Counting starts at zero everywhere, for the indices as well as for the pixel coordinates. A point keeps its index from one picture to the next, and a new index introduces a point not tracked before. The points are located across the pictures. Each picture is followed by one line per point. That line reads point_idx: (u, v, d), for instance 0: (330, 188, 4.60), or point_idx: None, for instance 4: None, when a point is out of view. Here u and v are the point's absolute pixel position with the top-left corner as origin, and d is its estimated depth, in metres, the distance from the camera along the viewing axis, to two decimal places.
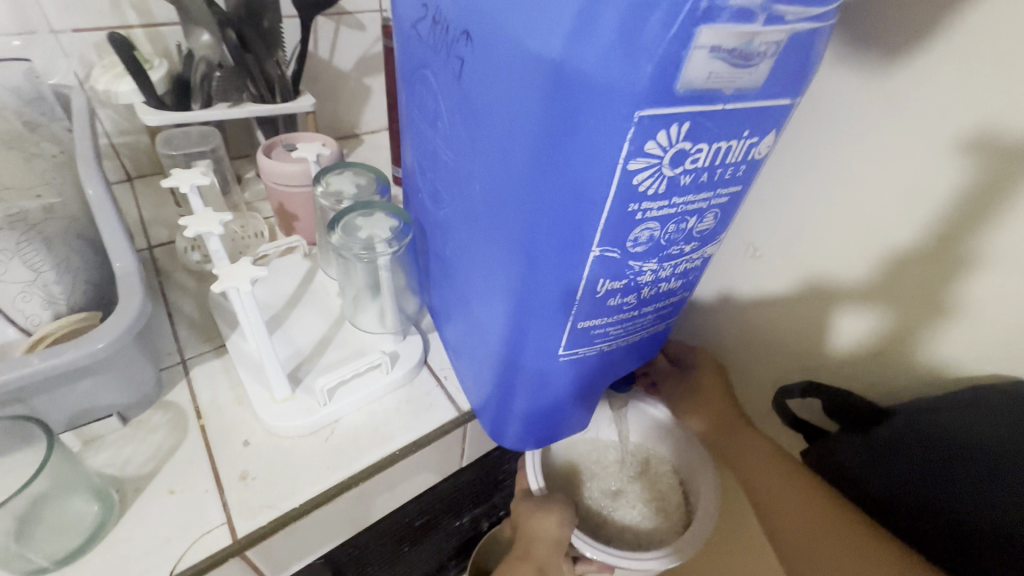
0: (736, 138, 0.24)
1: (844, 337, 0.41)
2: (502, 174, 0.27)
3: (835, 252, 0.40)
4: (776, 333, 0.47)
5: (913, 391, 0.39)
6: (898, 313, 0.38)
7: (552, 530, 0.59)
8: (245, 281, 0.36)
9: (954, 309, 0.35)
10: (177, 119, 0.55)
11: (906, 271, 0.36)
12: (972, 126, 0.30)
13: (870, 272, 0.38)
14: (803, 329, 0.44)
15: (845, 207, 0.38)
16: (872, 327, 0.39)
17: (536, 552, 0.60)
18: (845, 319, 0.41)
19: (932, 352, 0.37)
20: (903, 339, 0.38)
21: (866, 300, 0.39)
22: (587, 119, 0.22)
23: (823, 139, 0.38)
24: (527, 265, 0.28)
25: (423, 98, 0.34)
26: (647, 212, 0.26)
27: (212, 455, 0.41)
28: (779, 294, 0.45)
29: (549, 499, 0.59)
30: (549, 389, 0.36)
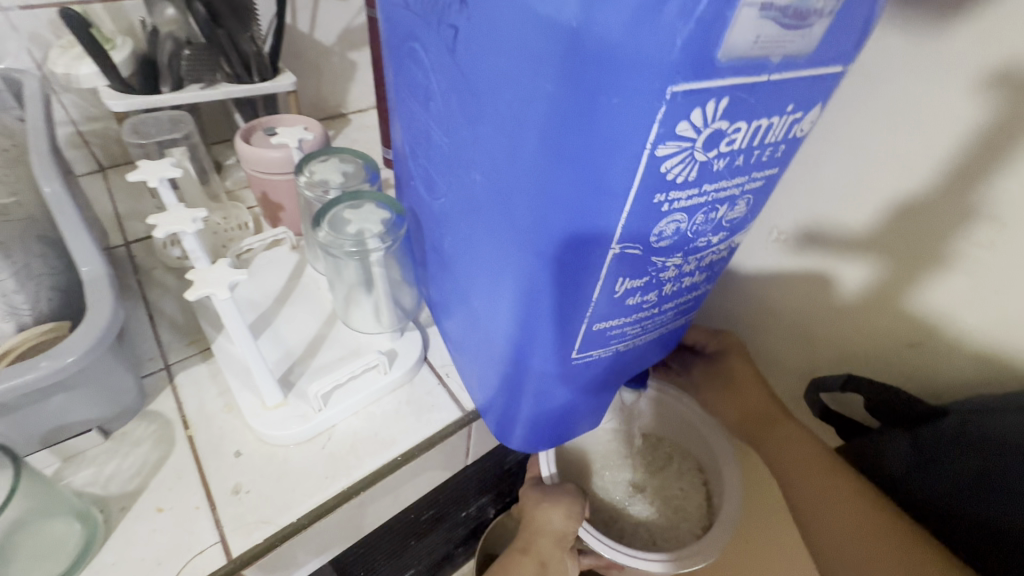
0: (779, 115, 0.21)
1: (845, 287, 0.43)
2: (508, 164, 0.23)
3: (838, 202, 0.40)
4: (809, 320, 0.47)
5: (914, 340, 0.40)
6: (890, 264, 0.39)
7: (558, 522, 0.58)
8: (223, 286, 0.32)
9: (950, 259, 0.36)
10: (144, 103, 0.51)
11: (908, 218, 0.37)
12: (977, 73, 0.31)
13: (876, 226, 0.39)
14: (805, 280, 0.45)
15: (857, 162, 0.38)
16: (869, 276, 0.41)
17: (538, 545, 0.60)
18: (844, 270, 0.42)
19: (925, 301, 0.38)
20: (895, 287, 0.40)
21: (870, 256, 0.40)
22: (610, 99, 0.19)
23: (866, 116, 0.36)
24: (537, 267, 0.25)
25: (412, 75, 0.30)
26: (674, 203, 0.23)
27: (202, 468, 0.39)
28: (812, 277, 0.45)
29: (559, 490, 0.58)
30: (560, 392, 0.34)
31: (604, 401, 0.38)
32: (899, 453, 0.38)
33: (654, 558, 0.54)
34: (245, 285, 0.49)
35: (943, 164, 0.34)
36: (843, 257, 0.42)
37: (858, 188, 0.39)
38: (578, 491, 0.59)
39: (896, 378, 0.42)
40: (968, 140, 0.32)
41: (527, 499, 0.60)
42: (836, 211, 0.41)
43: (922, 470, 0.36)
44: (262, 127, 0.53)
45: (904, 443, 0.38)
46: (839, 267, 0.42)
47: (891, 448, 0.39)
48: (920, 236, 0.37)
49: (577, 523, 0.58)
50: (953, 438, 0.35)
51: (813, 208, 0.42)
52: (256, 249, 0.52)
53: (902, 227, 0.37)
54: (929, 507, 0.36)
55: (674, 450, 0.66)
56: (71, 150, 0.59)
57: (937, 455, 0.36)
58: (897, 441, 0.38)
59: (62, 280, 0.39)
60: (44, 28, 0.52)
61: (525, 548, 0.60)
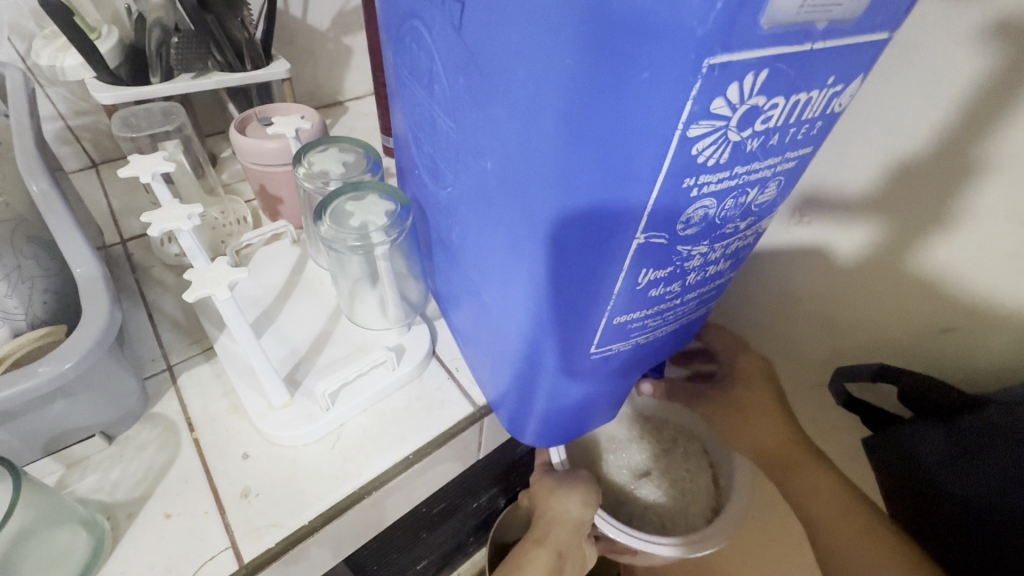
0: (819, 87, 0.19)
1: (844, 251, 0.43)
2: (523, 150, 0.22)
3: (842, 162, 0.40)
4: (832, 299, 0.45)
5: (922, 314, 0.39)
6: (894, 227, 0.38)
7: (575, 511, 0.57)
8: (223, 286, 0.31)
9: (958, 217, 0.35)
10: (135, 95, 0.49)
11: (911, 178, 0.36)
12: (993, 26, 0.30)
13: (882, 190, 0.38)
14: (808, 248, 0.45)
15: (873, 129, 0.37)
16: (870, 240, 0.40)
17: (555, 534, 0.58)
18: (844, 236, 0.42)
19: (930, 258, 0.37)
20: (896, 248, 0.39)
21: (871, 218, 0.39)
22: (640, 72, 0.17)
23: (888, 84, 0.35)
24: (556, 261, 0.24)
25: (414, 56, 0.29)
26: (703, 187, 0.21)
27: (209, 472, 0.38)
28: (842, 262, 0.43)
29: (572, 477, 0.57)
30: (575, 388, 0.33)
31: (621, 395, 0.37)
32: (932, 448, 0.36)
33: (659, 542, 0.54)
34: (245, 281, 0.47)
35: (981, 136, 0.32)
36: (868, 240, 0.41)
37: (886, 168, 0.37)
38: (591, 479, 0.59)
39: (925, 363, 0.41)
40: (1003, 102, 0.30)
41: (540, 486, 0.58)
42: (863, 193, 0.39)
43: (958, 463, 0.35)
44: (258, 117, 0.51)
45: (939, 435, 0.36)
46: (868, 242, 0.41)
47: (923, 443, 0.37)
48: (923, 196, 0.36)
49: (593, 510, 0.57)
50: (992, 429, 0.34)
51: (840, 190, 0.41)
52: (255, 244, 0.51)
53: (899, 189, 0.37)
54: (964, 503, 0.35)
55: (679, 433, 0.64)
56: (62, 145, 0.57)
57: (976, 448, 0.34)
58: (929, 435, 0.37)
59: (56, 281, 0.38)
60: (27, 18, 0.50)
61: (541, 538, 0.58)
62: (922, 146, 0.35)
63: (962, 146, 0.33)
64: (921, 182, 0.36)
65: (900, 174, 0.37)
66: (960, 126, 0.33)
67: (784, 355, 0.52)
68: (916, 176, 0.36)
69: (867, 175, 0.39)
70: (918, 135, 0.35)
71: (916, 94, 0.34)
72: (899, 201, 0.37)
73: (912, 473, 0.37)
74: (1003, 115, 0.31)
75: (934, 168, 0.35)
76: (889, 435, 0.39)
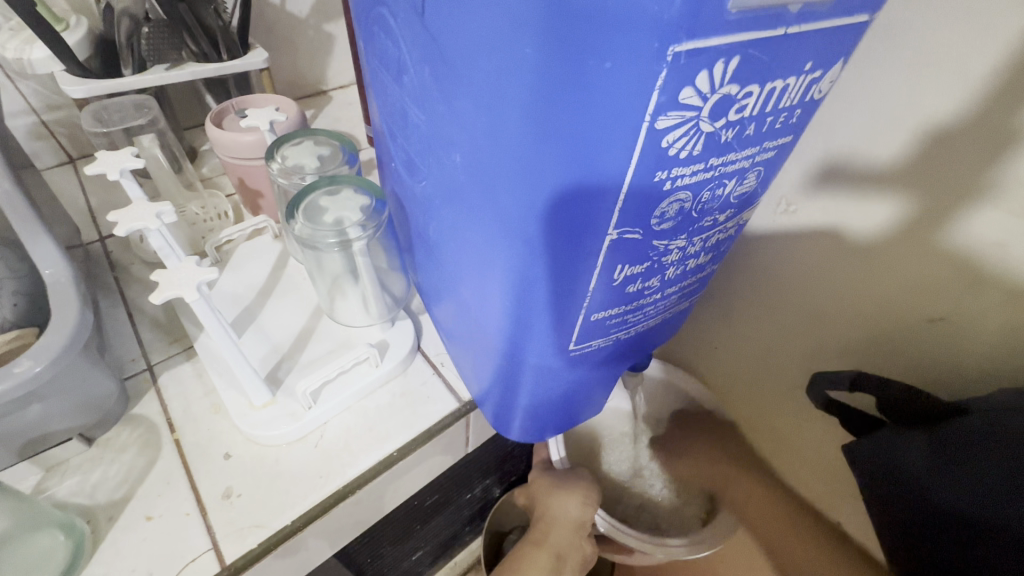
0: (795, 75, 0.19)
1: (858, 230, 0.40)
2: (489, 143, 0.21)
3: (861, 131, 0.37)
4: (831, 283, 0.44)
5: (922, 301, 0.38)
6: (923, 199, 0.35)
7: (575, 512, 0.59)
8: (192, 287, 0.30)
9: (988, 190, 0.32)
10: (106, 88, 0.48)
11: (939, 148, 0.33)
12: None
13: (912, 159, 0.35)
14: (821, 227, 0.42)
15: (881, 101, 0.35)
16: (898, 217, 0.37)
17: (555, 536, 0.59)
18: (861, 212, 0.39)
19: (954, 237, 0.34)
20: (923, 222, 0.36)
21: (896, 190, 0.36)
22: (602, 62, 0.16)
23: (896, 54, 0.33)
24: (528, 256, 0.23)
25: (383, 45, 0.27)
26: (677, 179, 0.20)
27: (191, 472, 0.37)
28: (854, 242, 0.41)
29: (571, 477, 0.59)
30: (556, 384, 0.32)
31: (603, 391, 0.37)
32: (915, 455, 0.36)
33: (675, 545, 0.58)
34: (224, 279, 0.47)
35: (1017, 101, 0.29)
36: (857, 227, 0.40)
37: (876, 154, 0.36)
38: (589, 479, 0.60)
39: (914, 356, 0.40)
40: None
41: (539, 488, 0.59)
42: (853, 180, 0.39)
43: (940, 472, 0.34)
44: (235, 109, 0.50)
45: (922, 442, 0.36)
46: (897, 217, 0.37)
47: (907, 450, 0.36)
48: (950, 166, 0.33)
49: (593, 511, 0.59)
50: (974, 437, 0.33)
51: (829, 177, 0.40)
52: (236, 239, 0.50)
53: (933, 155, 0.34)
54: (943, 515, 0.34)
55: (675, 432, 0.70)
56: (35, 141, 0.55)
57: (957, 459, 0.34)
58: (914, 441, 0.36)
59: (25, 282, 0.37)
60: None
61: (540, 539, 0.58)
62: (910, 133, 0.34)
63: (949, 131, 0.32)
64: (910, 169, 0.35)
65: (888, 160, 0.36)
66: (956, 104, 0.31)
67: (773, 348, 0.52)
68: (903, 164, 0.35)
69: (855, 162, 0.38)
70: (908, 120, 0.34)
71: (905, 79, 0.33)
72: (888, 189, 0.37)
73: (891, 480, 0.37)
74: (993, 99, 0.30)
75: (924, 153, 0.34)
76: (874, 440, 0.39)
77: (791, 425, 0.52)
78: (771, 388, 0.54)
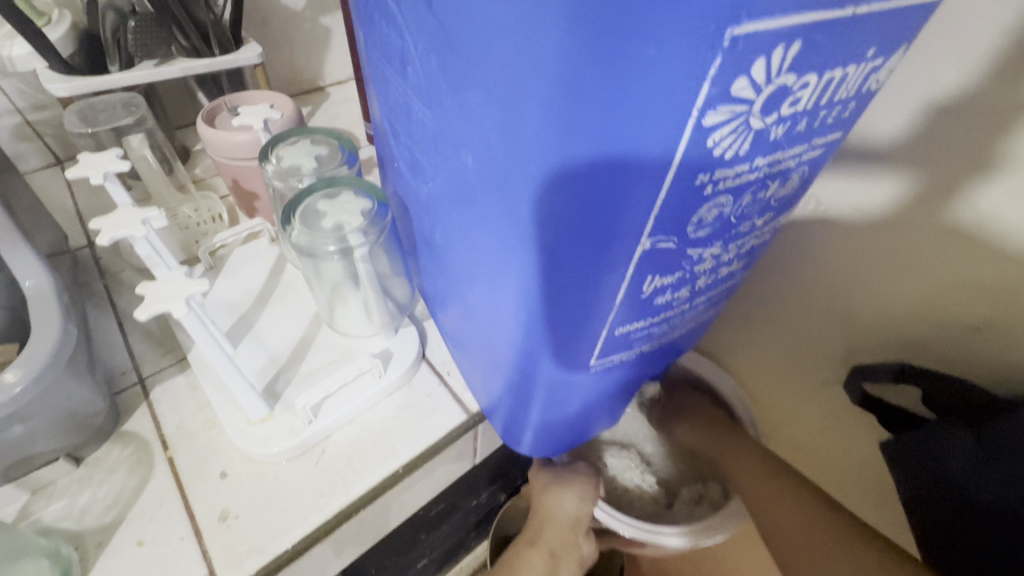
0: (857, 62, 0.16)
1: (875, 219, 0.39)
2: (505, 143, 0.19)
3: (875, 118, 0.36)
4: (856, 279, 0.42)
5: (954, 301, 0.36)
6: (939, 182, 0.34)
7: (570, 508, 0.54)
8: (179, 301, 0.27)
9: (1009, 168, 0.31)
10: (93, 86, 0.46)
11: (952, 129, 0.32)
12: None
13: (925, 142, 0.34)
14: (844, 220, 0.41)
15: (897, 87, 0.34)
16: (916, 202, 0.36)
17: (548, 534, 0.56)
18: (879, 198, 0.38)
19: (957, 209, 0.34)
20: (934, 201, 0.35)
21: (912, 175, 0.35)
22: (645, 46, 0.14)
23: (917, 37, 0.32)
24: (548, 267, 0.21)
25: (385, 36, 0.25)
26: (719, 183, 0.18)
27: (185, 492, 0.35)
28: (879, 234, 0.39)
29: (568, 471, 0.55)
30: (572, 399, 0.30)
31: (620, 404, 0.35)
32: (957, 450, 0.33)
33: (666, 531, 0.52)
34: (219, 286, 0.44)
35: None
36: (884, 222, 0.38)
37: (916, 147, 0.35)
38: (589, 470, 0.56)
39: (949, 360, 0.38)
40: None
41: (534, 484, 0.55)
42: (887, 176, 0.37)
43: (988, 472, 0.32)
44: (227, 107, 0.47)
45: (966, 439, 0.33)
46: (915, 204, 0.36)
47: (946, 444, 0.34)
48: (960, 142, 0.32)
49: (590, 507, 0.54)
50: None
51: (860, 174, 0.38)
52: (231, 244, 0.48)
53: (945, 136, 0.33)
54: (990, 516, 0.31)
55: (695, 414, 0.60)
56: (20, 142, 0.53)
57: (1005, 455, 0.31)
58: (954, 436, 0.34)
59: (6, 294, 0.35)
60: None
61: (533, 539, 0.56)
62: (953, 123, 0.32)
63: (991, 124, 0.31)
64: (952, 162, 0.33)
65: (926, 152, 0.34)
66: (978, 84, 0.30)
67: (798, 349, 0.50)
68: (944, 157, 0.33)
69: (889, 157, 0.36)
70: (953, 109, 0.32)
71: (951, 65, 0.31)
72: (925, 185, 0.35)
73: (931, 479, 0.35)
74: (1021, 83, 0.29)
75: (968, 147, 0.32)
76: (914, 435, 0.37)
77: (817, 434, 0.51)
78: (795, 395, 0.52)
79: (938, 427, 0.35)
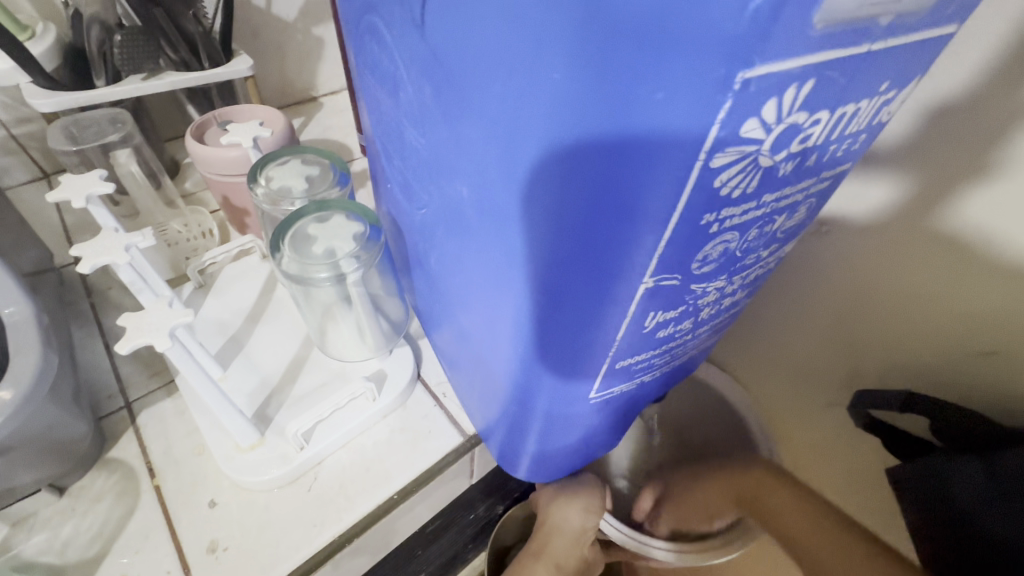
0: (869, 97, 0.16)
1: (879, 235, 0.38)
2: (502, 179, 0.18)
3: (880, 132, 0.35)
4: (858, 295, 0.42)
5: (958, 321, 0.36)
6: (943, 201, 0.34)
7: (577, 522, 0.53)
8: (163, 333, 0.26)
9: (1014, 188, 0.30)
10: (78, 101, 0.44)
11: (955, 146, 0.32)
12: None
13: (931, 158, 0.33)
14: (847, 235, 0.41)
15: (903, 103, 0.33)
16: (921, 220, 0.35)
17: (553, 547, 0.53)
18: (882, 211, 0.38)
19: (954, 217, 0.33)
20: (936, 214, 0.34)
21: (917, 193, 0.35)
22: (652, 90, 0.13)
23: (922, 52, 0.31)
24: (546, 304, 0.20)
25: (376, 59, 0.24)
26: (725, 221, 0.17)
27: (172, 522, 0.34)
28: (882, 250, 0.39)
29: (575, 483, 0.53)
30: (570, 429, 0.30)
31: (619, 431, 0.34)
32: (968, 483, 0.33)
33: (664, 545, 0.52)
34: (208, 306, 0.43)
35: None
36: (888, 239, 0.38)
37: (920, 170, 0.34)
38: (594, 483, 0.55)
39: (953, 383, 0.38)
40: None
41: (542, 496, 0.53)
42: (891, 193, 0.36)
43: (999, 505, 0.31)
44: (217, 121, 0.46)
45: (976, 472, 0.32)
46: (920, 222, 0.35)
47: (957, 477, 0.33)
48: (961, 155, 0.32)
49: (597, 518, 0.53)
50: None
51: (865, 192, 0.38)
52: (221, 261, 0.47)
53: (949, 152, 0.32)
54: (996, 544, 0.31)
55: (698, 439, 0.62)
56: None
57: (1016, 489, 0.31)
58: (966, 470, 0.33)
59: None
60: None
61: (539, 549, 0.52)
62: (959, 147, 0.32)
63: (1000, 150, 0.30)
64: (958, 188, 0.33)
65: (932, 177, 0.34)
66: (984, 104, 0.30)
67: (805, 363, 0.49)
68: (949, 182, 0.33)
69: (894, 177, 0.36)
70: (961, 135, 0.31)
71: (959, 90, 0.31)
72: (932, 207, 0.34)
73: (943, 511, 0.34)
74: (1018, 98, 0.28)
75: (976, 170, 0.32)
76: (918, 467, 0.36)
77: (821, 452, 0.51)
78: (798, 410, 0.52)
79: (947, 460, 0.34)
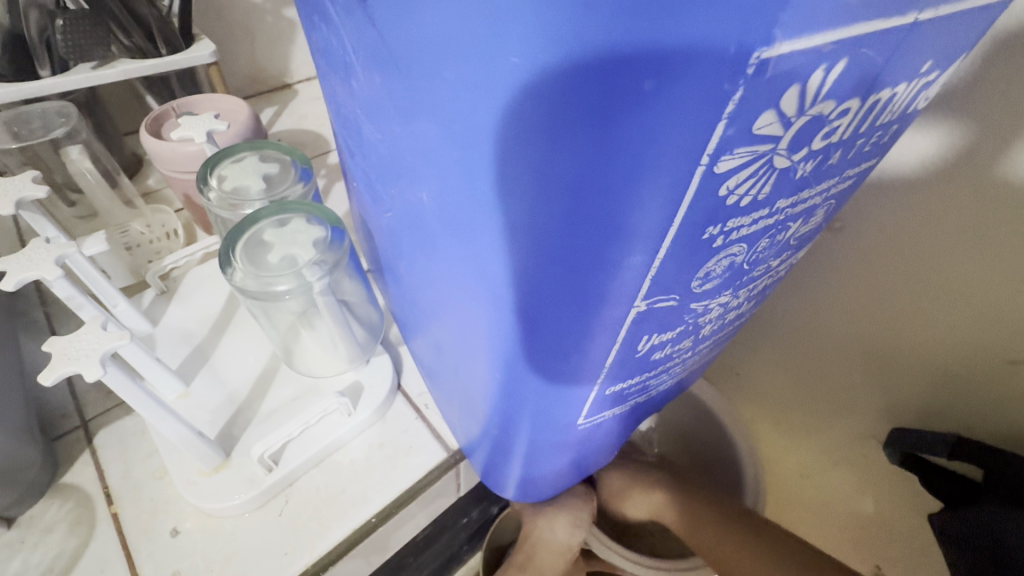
0: (908, 81, 0.13)
1: (895, 226, 0.36)
2: (464, 191, 0.15)
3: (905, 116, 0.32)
4: (866, 289, 0.40)
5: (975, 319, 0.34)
6: (974, 190, 0.31)
7: (563, 536, 0.50)
8: (93, 362, 0.23)
9: None
10: (20, 94, 0.41)
11: (989, 134, 0.29)
12: None
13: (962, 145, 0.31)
14: (861, 225, 0.38)
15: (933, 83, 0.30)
16: (943, 211, 0.33)
17: (541, 557, 0.50)
18: (900, 200, 0.35)
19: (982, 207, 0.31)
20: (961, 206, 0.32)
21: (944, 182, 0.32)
22: (642, 80, 0.10)
23: None
24: (523, 330, 0.18)
25: (328, 41, 0.21)
26: (732, 233, 0.15)
27: (131, 553, 0.32)
28: (897, 243, 0.36)
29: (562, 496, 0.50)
30: (559, 452, 0.27)
31: (611, 449, 0.32)
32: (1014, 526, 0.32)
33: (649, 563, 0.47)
34: (171, 315, 0.40)
35: None
36: (906, 230, 0.35)
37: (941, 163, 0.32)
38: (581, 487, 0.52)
39: (982, 381, 0.36)
40: None
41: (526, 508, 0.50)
42: (910, 183, 0.34)
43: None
44: (175, 113, 0.43)
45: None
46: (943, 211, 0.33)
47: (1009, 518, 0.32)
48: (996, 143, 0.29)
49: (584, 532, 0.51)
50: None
51: (882, 183, 0.36)
52: (186, 265, 0.44)
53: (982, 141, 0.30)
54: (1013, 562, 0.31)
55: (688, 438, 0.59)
56: None
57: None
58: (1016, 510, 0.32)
59: None
60: None
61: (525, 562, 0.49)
62: (981, 136, 0.30)
63: (1007, 149, 0.29)
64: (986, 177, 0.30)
65: (948, 173, 0.32)
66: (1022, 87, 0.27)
67: (809, 360, 0.47)
68: (961, 178, 0.32)
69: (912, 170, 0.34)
70: (992, 122, 0.29)
71: (994, 73, 0.28)
72: (950, 202, 0.33)
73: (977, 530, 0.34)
74: None
75: (1001, 161, 0.29)
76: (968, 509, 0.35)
77: (826, 454, 0.49)
78: (802, 409, 0.50)
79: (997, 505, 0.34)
